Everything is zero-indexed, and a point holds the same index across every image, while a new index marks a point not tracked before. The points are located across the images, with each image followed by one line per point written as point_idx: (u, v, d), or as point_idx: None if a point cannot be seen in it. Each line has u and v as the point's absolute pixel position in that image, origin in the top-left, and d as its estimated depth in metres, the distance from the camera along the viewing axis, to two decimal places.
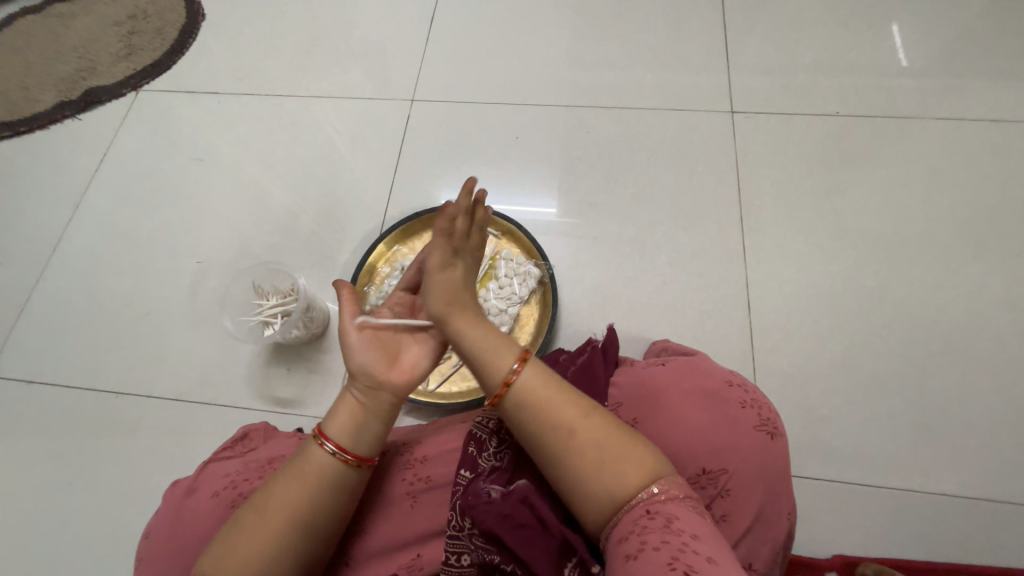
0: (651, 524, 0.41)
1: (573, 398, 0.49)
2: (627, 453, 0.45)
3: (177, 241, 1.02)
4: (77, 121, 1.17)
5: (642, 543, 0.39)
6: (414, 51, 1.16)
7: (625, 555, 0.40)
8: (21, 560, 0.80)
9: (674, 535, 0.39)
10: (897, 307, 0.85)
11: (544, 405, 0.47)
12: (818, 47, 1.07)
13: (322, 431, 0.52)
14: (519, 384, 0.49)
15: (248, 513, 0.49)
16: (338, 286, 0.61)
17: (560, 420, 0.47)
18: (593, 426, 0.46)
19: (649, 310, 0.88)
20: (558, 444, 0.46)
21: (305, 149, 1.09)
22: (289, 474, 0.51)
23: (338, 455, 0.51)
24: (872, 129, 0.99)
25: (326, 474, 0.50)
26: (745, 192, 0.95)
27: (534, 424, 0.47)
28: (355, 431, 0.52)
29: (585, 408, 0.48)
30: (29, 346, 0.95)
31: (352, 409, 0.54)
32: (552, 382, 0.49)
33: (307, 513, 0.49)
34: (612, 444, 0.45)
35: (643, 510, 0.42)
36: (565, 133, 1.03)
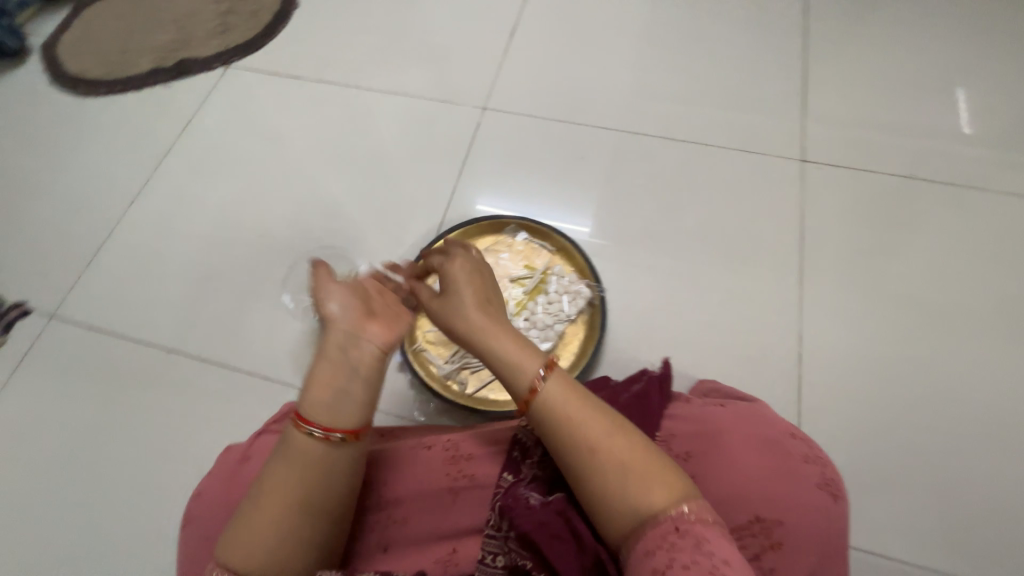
0: (680, 541, 0.40)
1: (600, 410, 0.49)
2: (655, 469, 0.45)
3: (242, 213, 1.07)
4: (167, 87, 1.24)
5: (670, 560, 0.39)
6: (491, 61, 1.19)
7: (651, 569, 0.40)
8: (63, 494, 0.84)
9: (704, 557, 0.39)
10: (951, 382, 0.83)
11: (572, 417, 0.48)
12: (897, 107, 1.06)
13: (301, 413, 0.50)
14: (546, 393, 0.50)
15: (247, 504, 0.49)
16: (317, 263, 0.60)
17: (582, 435, 0.48)
18: (620, 442, 0.47)
19: (694, 347, 0.87)
20: (585, 456, 0.47)
21: (374, 142, 1.12)
22: (282, 459, 0.50)
23: (312, 431, 0.49)
24: (944, 197, 0.97)
25: (316, 453, 0.50)
26: (806, 242, 0.94)
27: (565, 437, 0.48)
28: (333, 402, 0.50)
29: (611, 422, 0.48)
30: (95, 292, 1.00)
31: (323, 380, 0.51)
32: (580, 394, 0.50)
33: (308, 492, 0.49)
34: (639, 459, 0.46)
35: (672, 527, 0.42)
36: (630, 159, 1.04)
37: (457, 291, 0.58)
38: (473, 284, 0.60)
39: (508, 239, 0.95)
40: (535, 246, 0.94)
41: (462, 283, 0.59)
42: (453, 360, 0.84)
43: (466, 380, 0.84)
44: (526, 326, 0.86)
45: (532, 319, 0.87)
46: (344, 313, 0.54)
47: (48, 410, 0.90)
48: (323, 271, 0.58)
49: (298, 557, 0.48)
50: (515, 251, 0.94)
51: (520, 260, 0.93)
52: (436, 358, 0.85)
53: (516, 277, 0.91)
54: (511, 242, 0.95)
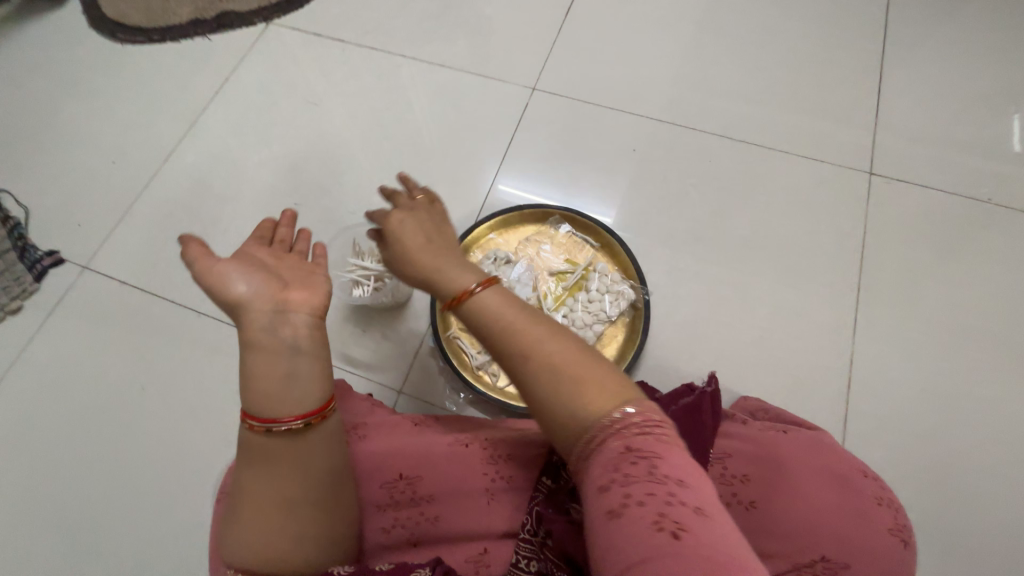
0: (634, 469, 0.35)
1: (538, 315, 0.44)
2: (590, 371, 0.40)
3: (279, 179, 1.04)
4: (206, 40, 1.19)
5: (625, 495, 0.35)
6: (544, 39, 1.13)
7: (605, 510, 0.35)
8: (90, 448, 0.84)
9: (659, 484, 0.35)
10: (1010, 423, 0.79)
11: (506, 321, 0.43)
12: (977, 124, 0.99)
13: (250, 415, 0.46)
14: (479, 302, 0.45)
15: (235, 509, 0.46)
16: (186, 240, 0.50)
17: (518, 343, 0.42)
18: (558, 344, 0.42)
19: (738, 361, 0.84)
20: (519, 363, 0.42)
21: (417, 116, 1.08)
22: (260, 464, 0.46)
23: (276, 427, 0.45)
24: (1020, 226, 0.91)
25: (295, 451, 0.46)
26: (866, 261, 0.89)
27: (500, 344, 0.43)
28: (286, 385, 0.46)
29: (546, 325, 0.43)
30: (128, 248, 0.99)
31: (265, 367, 0.46)
32: (516, 303, 0.45)
33: (299, 492, 0.46)
34: (573, 361, 0.41)
35: (621, 446, 0.37)
36: (684, 156, 0.99)
37: (400, 238, 0.53)
38: (425, 226, 0.54)
39: (551, 230, 0.91)
40: (578, 241, 0.90)
41: (406, 225, 0.53)
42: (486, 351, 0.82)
43: (498, 372, 0.82)
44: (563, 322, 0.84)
45: (570, 316, 0.84)
46: (255, 289, 0.48)
47: (78, 363, 0.90)
48: (199, 249, 0.49)
49: (316, 554, 0.46)
50: (557, 244, 0.90)
51: (561, 253, 0.89)
52: (468, 347, 0.82)
53: (557, 270, 0.88)
54: (553, 234, 0.91)
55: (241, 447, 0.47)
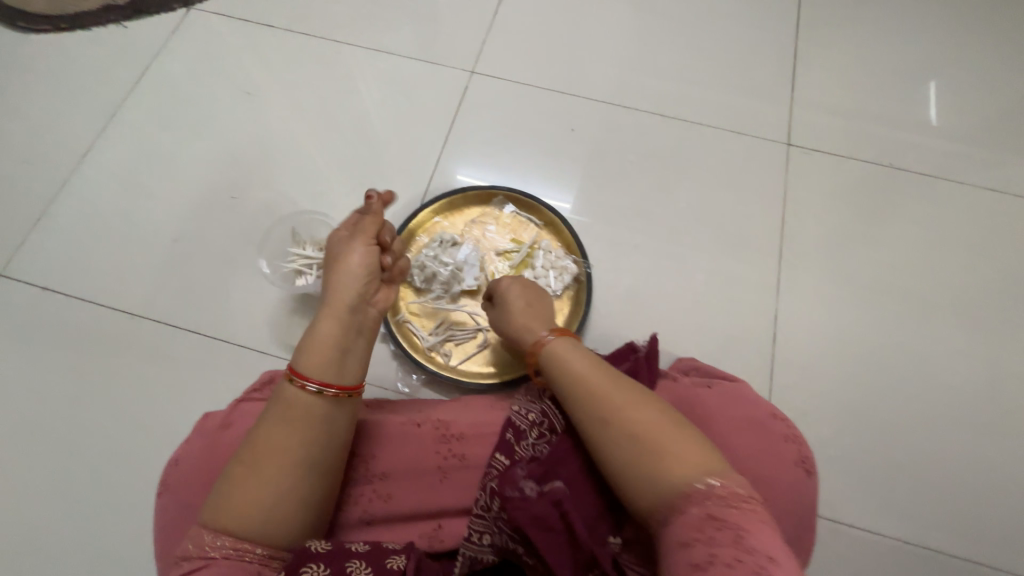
0: (720, 535, 0.39)
1: (625, 385, 0.52)
2: (679, 441, 0.46)
3: (213, 172, 1.00)
4: (122, 28, 1.12)
5: (711, 555, 0.38)
6: (480, 22, 1.13)
7: (689, 564, 0.38)
8: (21, 465, 0.80)
9: (748, 554, 0.37)
10: (915, 364, 0.88)
11: (593, 387, 0.52)
12: (881, 96, 1.07)
13: (296, 371, 0.53)
14: (566, 364, 0.56)
15: (240, 467, 0.49)
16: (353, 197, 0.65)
17: (607, 406, 0.50)
18: (643, 414, 0.48)
19: (678, 325, 0.89)
20: (604, 422, 0.49)
21: (355, 102, 1.06)
22: (276, 421, 0.51)
23: (326, 391, 0.53)
24: (919, 187, 1.00)
25: (314, 414, 0.52)
26: (789, 226, 0.96)
27: (585, 402, 0.51)
28: (337, 360, 0.55)
29: (636, 396, 0.50)
30: (48, 253, 0.93)
31: (337, 340, 0.56)
32: (610, 376, 0.53)
33: (303, 455, 0.50)
34: (662, 427, 0.47)
35: (707, 513, 0.41)
36: (621, 134, 1.03)
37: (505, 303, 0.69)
38: (520, 294, 0.70)
39: (495, 212, 0.93)
40: (522, 220, 0.92)
41: (515, 295, 0.69)
42: (437, 332, 0.84)
43: (450, 352, 0.84)
44: None
45: None
46: (355, 271, 0.61)
47: (1, 378, 0.84)
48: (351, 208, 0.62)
49: (289, 522, 0.49)
50: (502, 224, 0.92)
51: (506, 233, 0.91)
52: (419, 330, 0.84)
53: (503, 250, 0.89)
54: (498, 215, 0.93)
55: (275, 398, 0.53)
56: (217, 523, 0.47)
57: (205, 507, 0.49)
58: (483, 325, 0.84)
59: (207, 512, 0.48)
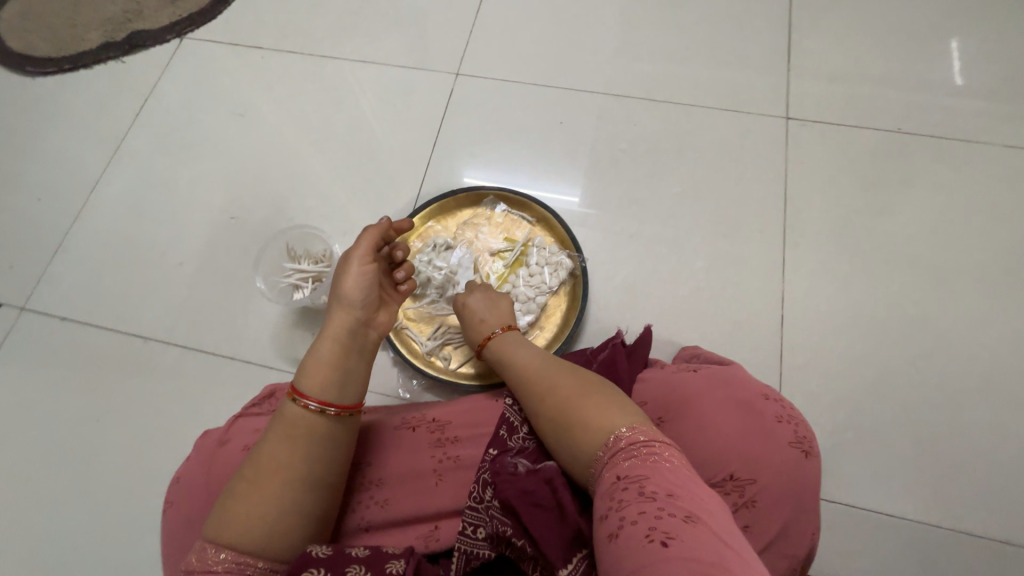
0: (626, 493, 0.41)
1: (555, 372, 0.57)
2: (595, 409, 0.50)
3: (213, 195, 1.02)
4: (121, 63, 1.16)
5: (621, 518, 0.39)
6: (463, 23, 1.12)
7: (607, 534, 0.40)
8: (48, 488, 0.84)
9: (648, 502, 0.39)
10: (936, 338, 0.83)
11: (532, 383, 0.57)
12: (886, 58, 1.02)
13: (298, 392, 0.54)
14: (511, 358, 0.63)
15: (241, 483, 0.49)
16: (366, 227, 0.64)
17: (541, 389, 0.56)
18: (564, 392, 0.53)
19: (679, 313, 0.87)
20: (539, 404, 0.55)
21: (344, 115, 1.07)
22: (277, 434, 0.52)
23: (327, 411, 0.53)
24: (932, 151, 0.95)
25: (312, 426, 0.52)
26: (792, 203, 0.92)
27: (527, 391, 0.57)
28: (339, 382, 0.55)
29: (563, 379, 0.55)
30: (65, 284, 0.97)
31: (336, 364, 0.56)
32: (547, 362, 0.59)
33: (303, 468, 0.50)
34: (580, 398, 0.51)
35: (615, 476, 0.43)
36: (611, 123, 1.01)
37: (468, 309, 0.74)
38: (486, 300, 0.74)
39: (487, 211, 0.92)
40: (515, 218, 0.91)
41: (473, 296, 0.74)
42: (435, 336, 0.84)
43: (449, 355, 0.83)
44: None
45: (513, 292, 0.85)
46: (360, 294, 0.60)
47: (28, 405, 0.89)
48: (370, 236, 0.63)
49: (286, 534, 0.48)
50: (494, 224, 0.91)
51: (499, 233, 0.90)
52: (418, 335, 0.84)
53: (496, 250, 0.88)
54: (490, 215, 0.92)
55: (278, 415, 0.54)
56: (217, 540, 0.47)
57: (206, 525, 0.49)
58: None
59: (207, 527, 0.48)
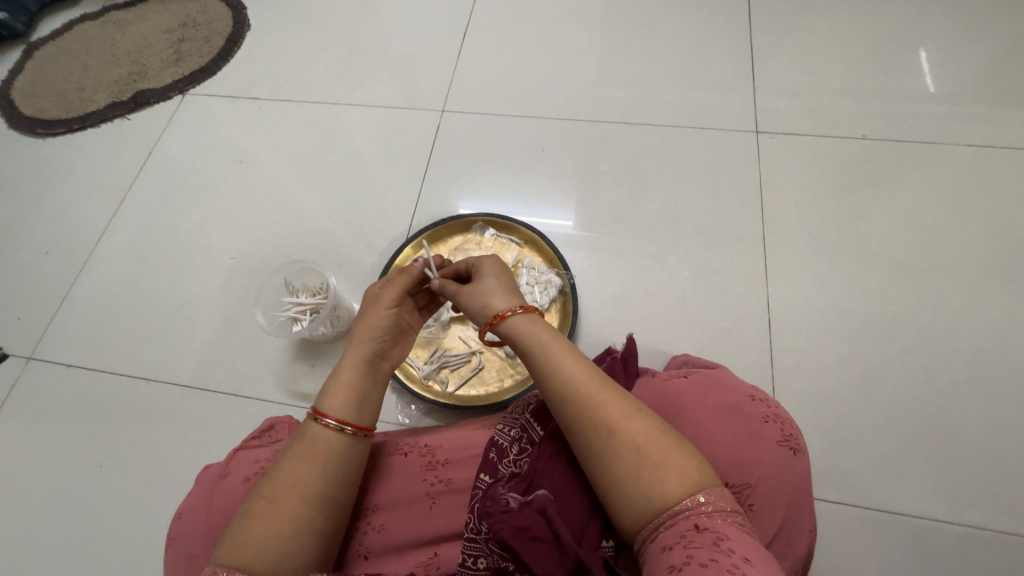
0: (699, 538, 0.39)
1: (616, 392, 0.48)
2: (674, 458, 0.44)
3: (213, 237, 1.07)
4: (126, 120, 1.23)
5: (688, 556, 0.38)
6: (446, 64, 1.20)
7: (668, 566, 0.38)
8: (51, 536, 0.84)
9: (723, 554, 0.37)
10: (921, 333, 0.85)
11: (588, 396, 0.48)
12: (846, 72, 1.08)
13: (319, 410, 0.55)
14: (557, 369, 0.50)
15: (260, 502, 0.49)
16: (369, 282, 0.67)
17: (603, 418, 0.47)
18: (637, 427, 0.46)
19: (667, 323, 0.89)
20: (598, 433, 0.46)
21: (337, 155, 1.13)
22: (294, 454, 0.52)
23: (344, 429, 0.54)
24: (898, 154, 0.99)
25: (331, 444, 0.53)
26: (768, 211, 0.96)
27: (579, 412, 0.48)
28: (357, 402, 0.56)
29: (628, 405, 0.47)
30: (70, 332, 1.00)
31: (352, 387, 0.57)
32: (602, 381, 0.49)
33: (319, 486, 0.51)
34: (657, 444, 0.44)
35: (691, 524, 0.40)
36: (590, 146, 1.06)
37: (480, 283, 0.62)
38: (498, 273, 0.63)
39: (477, 236, 0.96)
40: (504, 242, 0.94)
41: (491, 275, 0.62)
42: (432, 360, 0.85)
43: (446, 378, 0.85)
44: None
45: None
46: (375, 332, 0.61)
47: (31, 454, 0.90)
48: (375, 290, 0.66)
49: (301, 554, 0.48)
50: (485, 248, 0.95)
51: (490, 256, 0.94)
52: (415, 360, 0.86)
53: None
54: (480, 239, 0.95)
55: (297, 435, 0.54)
56: (227, 565, 0.46)
57: (217, 550, 0.48)
58: (475, 348, 0.86)
59: (219, 551, 0.48)
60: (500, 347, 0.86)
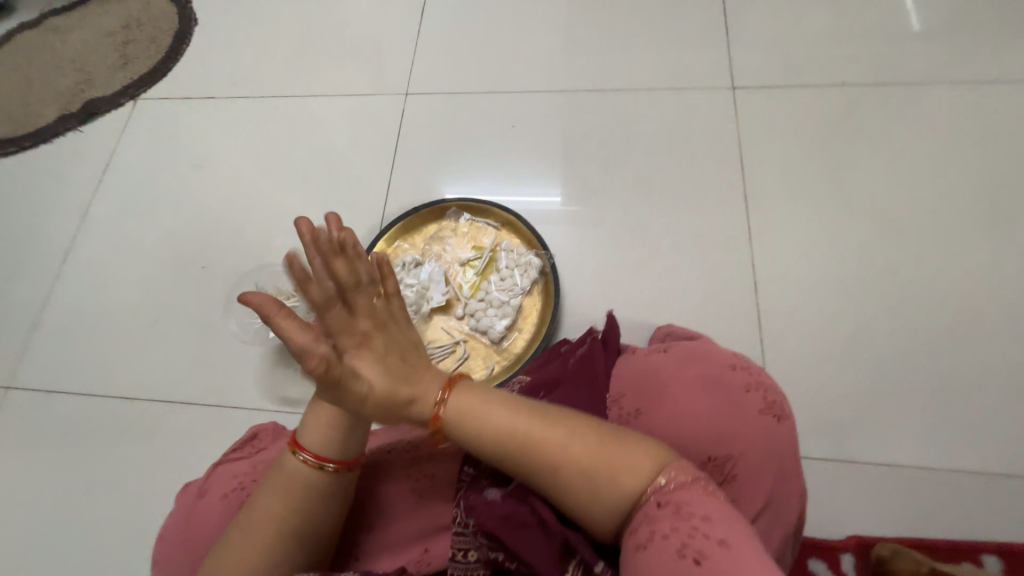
0: (660, 513, 0.39)
1: (547, 420, 0.45)
2: (625, 462, 0.42)
3: (181, 247, 1.03)
4: (79, 133, 1.18)
5: (651, 532, 0.38)
6: (406, 45, 1.14)
7: (635, 544, 0.39)
8: (48, 564, 0.83)
9: (684, 520, 0.38)
10: (909, 282, 0.83)
11: (525, 439, 0.44)
12: (822, 16, 1.03)
13: (297, 440, 0.50)
14: (482, 428, 0.45)
15: (236, 530, 0.48)
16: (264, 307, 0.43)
17: (546, 452, 0.43)
18: (580, 446, 0.43)
19: (652, 296, 0.87)
20: (554, 470, 0.43)
21: (301, 151, 1.09)
22: (274, 479, 0.49)
23: (325, 467, 0.49)
24: (880, 99, 0.95)
25: (300, 482, 0.48)
26: (748, 170, 0.93)
27: (526, 458, 0.44)
28: (342, 439, 0.49)
29: (563, 429, 0.44)
30: (45, 357, 0.98)
31: (332, 424, 0.49)
32: (525, 409, 0.45)
33: (295, 523, 0.48)
34: (607, 457, 0.42)
35: (653, 503, 0.40)
36: (562, 119, 1.02)
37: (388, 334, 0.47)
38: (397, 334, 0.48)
39: (452, 223, 0.92)
40: (480, 226, 0.91)
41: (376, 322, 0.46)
42: None
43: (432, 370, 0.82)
44: (482, 306, 0.85)
45: (487, 299, 0.85)
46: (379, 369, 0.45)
47: (20, 484, 0.89)
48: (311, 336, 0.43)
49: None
50: (460, 234, 0.92)
51: (466, 243, 0.91)
52: None
53: (465, 260, 0.89)
54: (455, 226, 0.92)
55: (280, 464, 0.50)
56: None
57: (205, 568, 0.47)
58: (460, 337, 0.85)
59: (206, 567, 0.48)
60: (485, 334, 0.84)
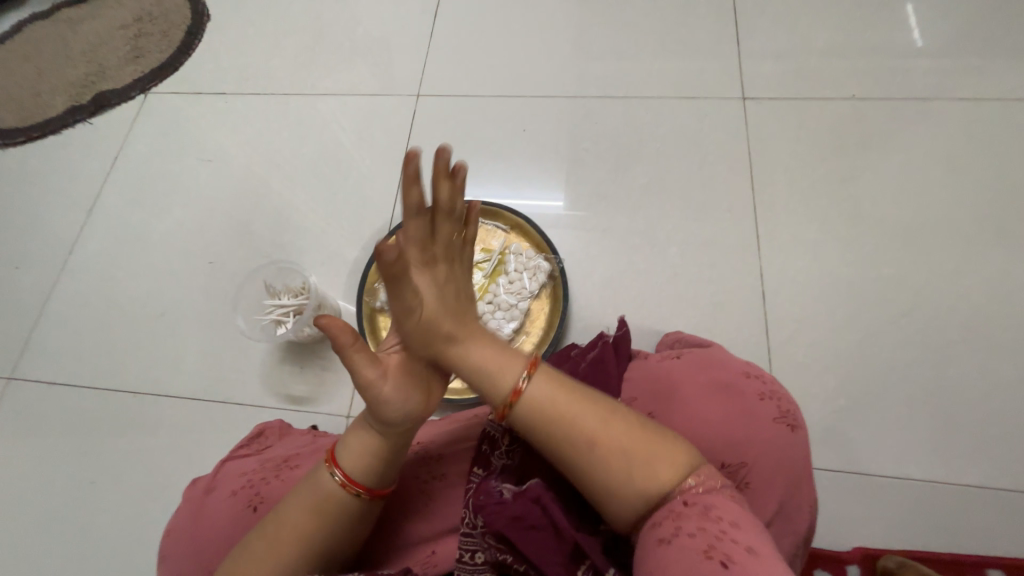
0: (687, 512, 0.39)
1: (590, 399, 0.45)
2: (659, 455, 0.42)
3: (188, 241, 1.03)
4: (89, 125, 1.18)
5: (676, 528, 0.38)
6: (417, 46, 1.15)
7: (656, 539, 0.39)
8: (47, 557, 0.82)
9: (711, 522, 0.37)
10: (915, 295, 0.84)
11: (563, 414, 0.44)
12: (831, 29, 1.04)
13: (334, 457, 0.49)
14: (528, 394, 0.45)
15: (259, 539, 0.46)
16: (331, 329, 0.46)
17: (581, 430, 0.43)
18: (617, 429, 0.43)
19: (660, 302, 0.87)
20: (587, 450, 0.43)
21: (311, 149, 1.09)
22: (302, 491, 0.48)
23: (358, 493, 0.48)
24: (887, 112, 0.96)
25: (332, 500, 0.47)
26: (757, 179, 0.94)
27: (558, 434, 0.44)
28: (377, 467, 0.48)
29: (603, 410, 0.44)
30: (49, 350, 0.97)
31: (369, 447, 0.48)
32: (567, 388, 0.46)
33: (319, 540, 0.47)
34: (641, 446, 0.42)
35: (679, 500, 0.40)
36: (571, 124, 1.02)
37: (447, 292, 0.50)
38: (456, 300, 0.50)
39: None
40: (489, 228, 0.91)
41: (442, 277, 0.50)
42: None
43: None
44: (490, 309, 0.85)
45: (495, 301, 0.85)
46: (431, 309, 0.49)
47: (20, 477, 0.88)
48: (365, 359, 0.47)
49: None
50: None
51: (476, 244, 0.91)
52: None
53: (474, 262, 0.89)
54: None
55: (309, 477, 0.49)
56: None
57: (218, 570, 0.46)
58: None
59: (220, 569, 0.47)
60: None
